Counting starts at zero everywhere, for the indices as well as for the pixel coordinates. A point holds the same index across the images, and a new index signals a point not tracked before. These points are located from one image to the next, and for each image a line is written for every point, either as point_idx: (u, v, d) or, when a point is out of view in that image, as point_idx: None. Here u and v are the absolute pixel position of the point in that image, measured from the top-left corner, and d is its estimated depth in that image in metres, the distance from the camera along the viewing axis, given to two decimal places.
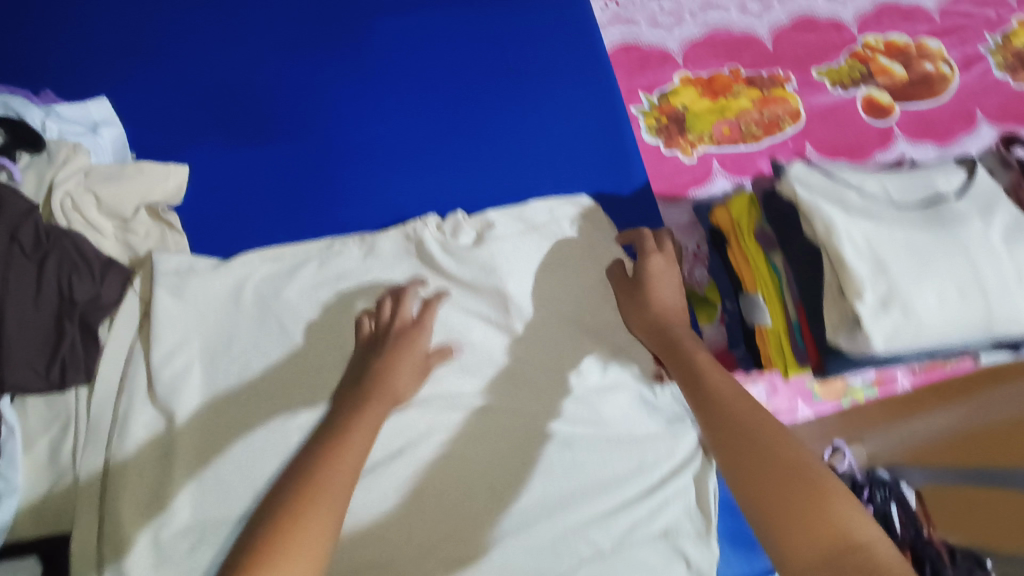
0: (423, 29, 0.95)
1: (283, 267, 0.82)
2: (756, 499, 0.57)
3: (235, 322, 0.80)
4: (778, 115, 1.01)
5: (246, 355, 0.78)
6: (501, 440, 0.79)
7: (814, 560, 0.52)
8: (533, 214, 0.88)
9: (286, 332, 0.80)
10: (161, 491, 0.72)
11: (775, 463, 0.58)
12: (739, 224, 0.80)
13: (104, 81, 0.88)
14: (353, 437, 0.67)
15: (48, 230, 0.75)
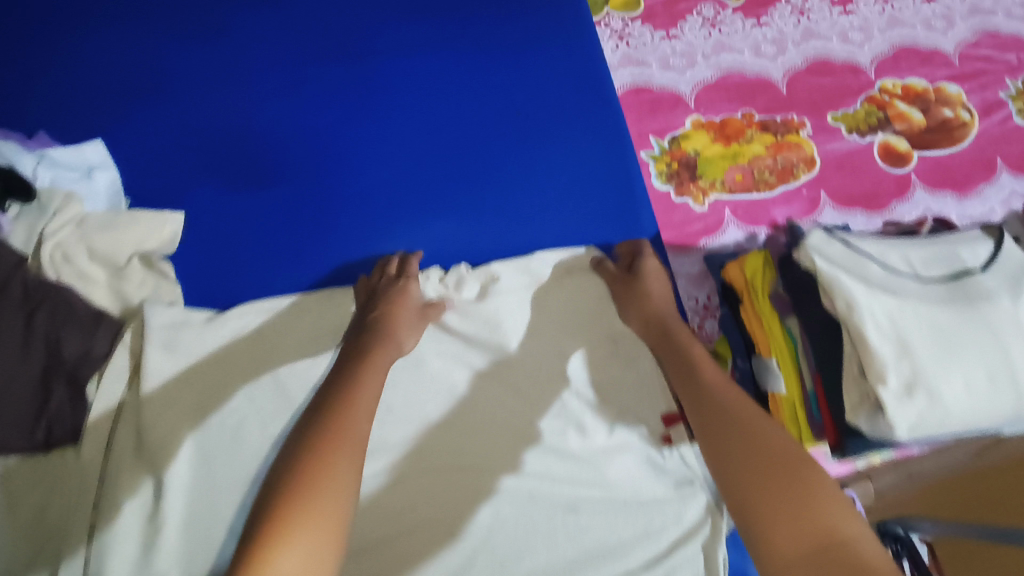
0: (430, 71, 0.93)
1: (280, 316, 0.79)
2: (741, 495, 0.60)
3: (228, 376, 0.75)
4: (792, 161, 0.98)
5: (241, 413, 0.74)
6: (507, 506, 0.73)
7: (800, 557, 0.55)
8: (538, 266, 0.84)
9: (281, 388, 0.76)
10: (146, 563, 0.66)
11: (766, 460, 0.61)
12: (752, 284, 0.76)
13: (101, 123, 0.86)
14: (365, 376, 0.68)
15: (39, 282, 0.73)
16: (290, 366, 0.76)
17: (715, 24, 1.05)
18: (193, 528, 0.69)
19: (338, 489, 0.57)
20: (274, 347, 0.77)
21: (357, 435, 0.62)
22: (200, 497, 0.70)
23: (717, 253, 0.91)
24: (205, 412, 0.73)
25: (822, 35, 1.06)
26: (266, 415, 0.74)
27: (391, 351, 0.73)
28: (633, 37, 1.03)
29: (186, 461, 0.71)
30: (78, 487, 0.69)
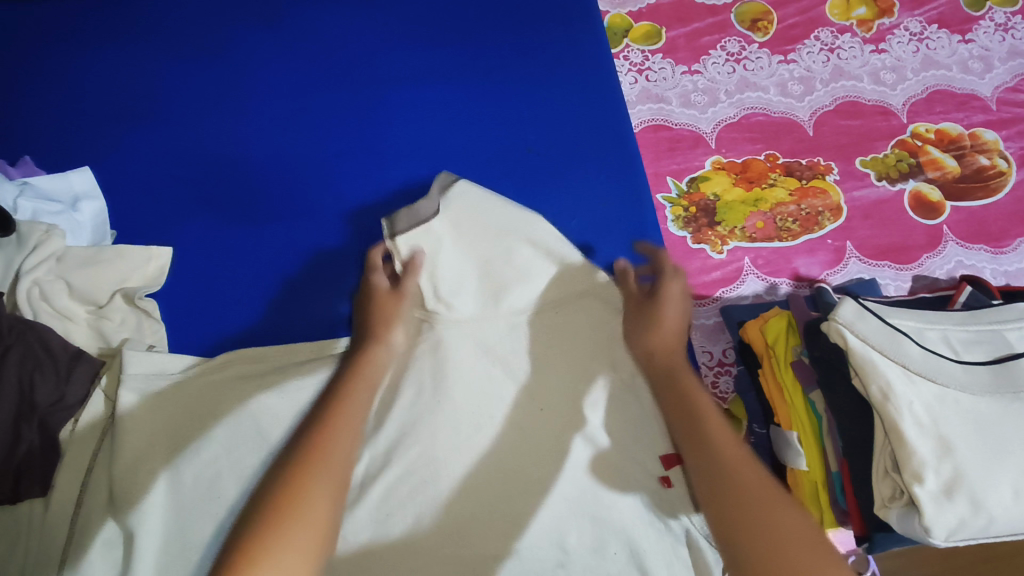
0: (437, 102, 0.88)
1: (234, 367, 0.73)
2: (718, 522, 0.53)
3: (206, 424, 0.68)
4: (817, 209, 0.92)
5: (218, 464, 0.66)
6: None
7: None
8: (511, 266, 0.75)
9: (262, 435, 0.68)
10: None
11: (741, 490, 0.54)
12: (773, 349, 0.73)
13: (93, 151, 0.82)
14: (356, 391, 0.64)
15: (13, 324, 0.68)
16: (271, 413, 0.70)
17: (739, 60, 1.00)
18: None
19: (317, 522, 0.51)
20: (265, 387, 0.71)
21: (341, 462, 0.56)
22: (173, 563, 0.63)
23: (735, 306, 0.85)
24: (179, 465, 0.66)
25: (852, 74, 1.00)
26: (243, 469, 0.67)
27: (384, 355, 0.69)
28: (653, 72, 0.99)
29: (156, 517, 0.64)
30: (45, 546, 0.64)
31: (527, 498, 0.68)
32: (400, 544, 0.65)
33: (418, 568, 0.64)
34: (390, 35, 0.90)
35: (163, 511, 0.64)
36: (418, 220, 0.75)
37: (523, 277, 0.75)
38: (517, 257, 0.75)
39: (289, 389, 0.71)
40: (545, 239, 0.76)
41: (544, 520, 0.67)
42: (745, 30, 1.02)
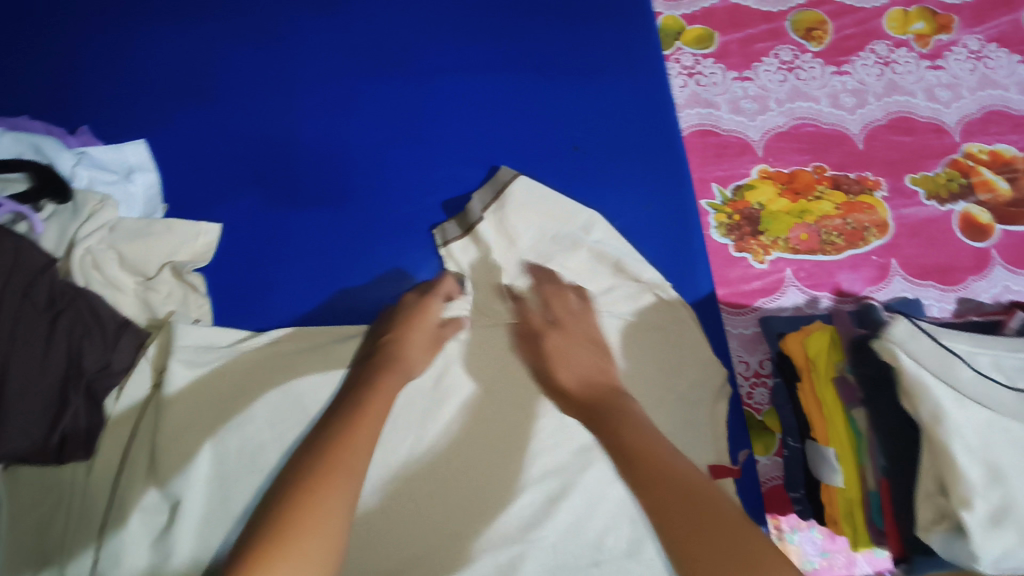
0: (487, 95, 0.88)
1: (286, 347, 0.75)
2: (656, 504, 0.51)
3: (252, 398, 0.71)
4: (864, 224, 0.91)
5: (263, 437, 0.70)
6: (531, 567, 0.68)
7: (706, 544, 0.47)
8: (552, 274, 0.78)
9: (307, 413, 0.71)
10: None
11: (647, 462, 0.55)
12: (815, 364, 0.72)
13: (148, 126, 0.84)
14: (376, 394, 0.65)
15: (65, 290, 0.70)
16: (314, 392, 0.72)
17: (792, 69, 0.99)
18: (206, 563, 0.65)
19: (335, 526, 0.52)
20: (307, 366, 0.73)
21: (357, 463, 0.57)
22: (215, 531, 0.66)
23: (774, 316, 0.85)
24: (222, 437, 0.69)
25: (906, 89, 0.99)
26: (285, 444, 0.70)
27: (395, 382, 0.68)
28: (703, 76, 0.98)
29: (203, 483, 0.67)
30: (87, 508, 0.66)
31: None
32: (437, 526, 0.69)
33: (453, 553, 0.68)
34: (443, 27, 0.91)
35: (208, 479, 0.68)
36: (469, 224, 0.79)
37: (573, 281, 0.78)
38: (568, 261, 0.79)
39: (328, 366, 0.73)
40: (602, 244, 0.79)
41: (571, 518, 0.71)
42: (799, 38, 1.01)
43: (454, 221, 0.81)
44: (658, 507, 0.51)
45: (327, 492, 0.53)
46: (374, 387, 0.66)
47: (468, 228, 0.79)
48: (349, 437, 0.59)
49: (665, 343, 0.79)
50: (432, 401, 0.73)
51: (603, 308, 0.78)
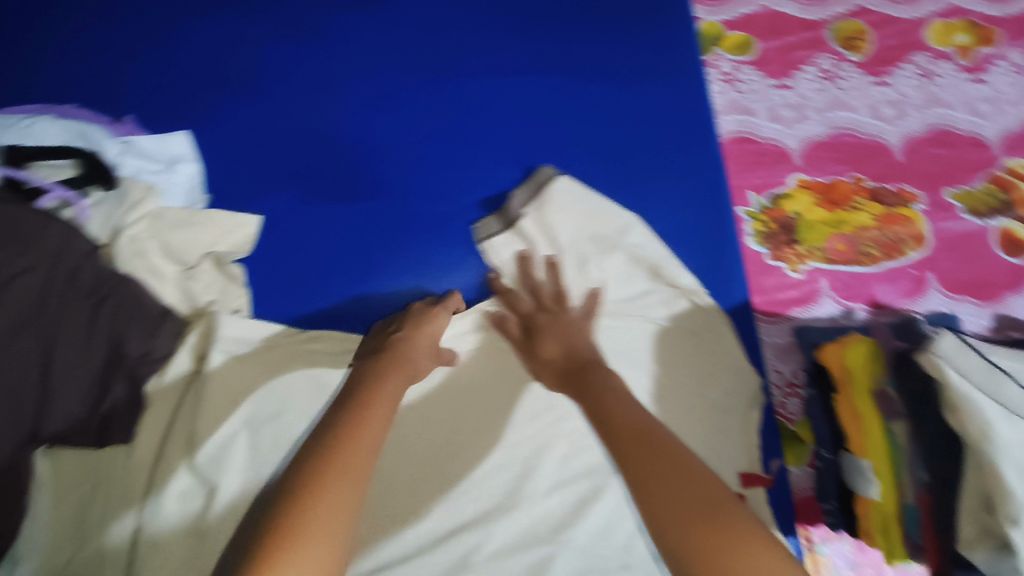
0: (526, 96, 0.88)
1: (325, 341, 0.75)
2: (628, 464, 0.57)
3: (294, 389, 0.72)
4: (901, 236, 0.90)
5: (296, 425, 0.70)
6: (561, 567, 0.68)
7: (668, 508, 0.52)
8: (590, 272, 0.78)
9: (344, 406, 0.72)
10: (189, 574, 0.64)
11: (623, 424, 0.61)
12: (852, 376, 0.71)
13: (193, 117, 0.85)
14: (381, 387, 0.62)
15: (109, 277, 0.71)
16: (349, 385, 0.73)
17: (831, 78, 0.98)
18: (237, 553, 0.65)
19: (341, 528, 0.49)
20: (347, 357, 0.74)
21: (366, 459, 0.54)
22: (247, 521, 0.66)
23: (810, 327, 0.85)
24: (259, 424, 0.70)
25: (947, 102, 0.98)
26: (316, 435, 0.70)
27: (401, 379, 0.66)
28: (743, 83, 0.98)
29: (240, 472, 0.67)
30: (126, 492, 0.67)
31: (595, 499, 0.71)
32: (468, 519, 0.70)
33: (482, 550, 0.68)
34: (484, 26, 0.91)
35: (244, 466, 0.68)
36: (509, 220, 0.80)
37: (609, 284, 0.78)
38: (606, 263, 0.78)
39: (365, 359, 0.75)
40: (639, 247, 0.79)
41: (604, 521, 0.71)
42: (839, 48, 1.00)
43: (494, 217, 0.82)
44: (634, 467, 0.56)
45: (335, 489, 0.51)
46: (376, 381, 0.64)
47: (509, 223, 0.80)
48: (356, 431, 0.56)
49: (700, 350, 0.78)
50: (464, 397, 0.76)
51: (639, 311, 0.78)
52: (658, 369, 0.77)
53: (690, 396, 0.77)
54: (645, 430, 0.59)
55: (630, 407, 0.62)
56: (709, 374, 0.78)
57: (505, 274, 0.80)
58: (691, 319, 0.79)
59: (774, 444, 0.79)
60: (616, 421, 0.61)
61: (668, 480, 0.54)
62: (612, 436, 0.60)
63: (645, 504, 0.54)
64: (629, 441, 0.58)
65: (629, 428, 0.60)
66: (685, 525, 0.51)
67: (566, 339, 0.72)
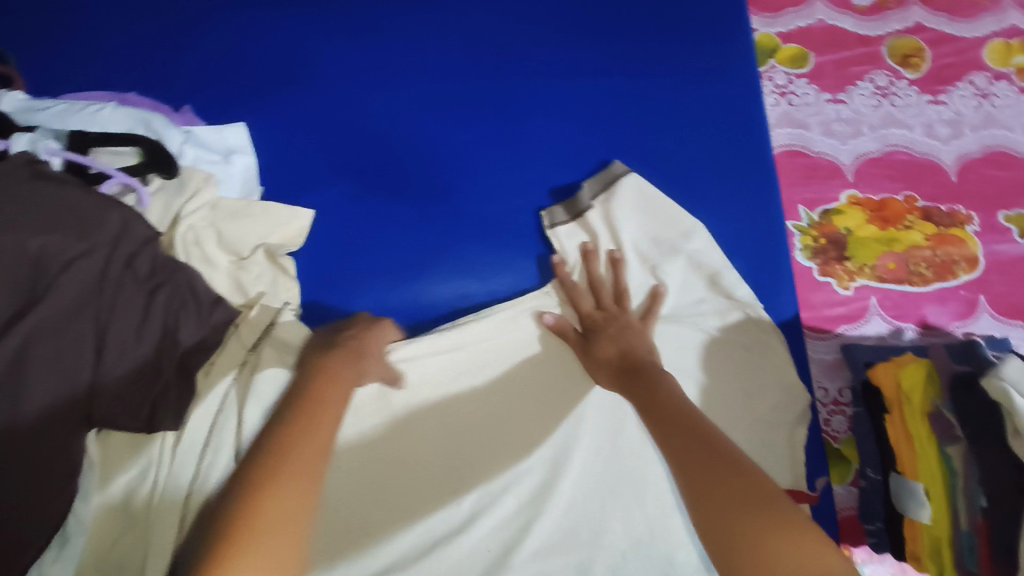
0: (580, 101, 0.88)
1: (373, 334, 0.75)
2: (677, 452, 0.58)
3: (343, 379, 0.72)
4: (953, 257, 0.89)
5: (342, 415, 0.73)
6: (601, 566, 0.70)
7: (718, 495, 0.54)
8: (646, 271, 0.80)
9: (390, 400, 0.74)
10: None
11: (674, 413, 0.62)
12: (909, 398, 0.71)
13: (251, 108, 0.86)
14: (323, 385, 0.65)
15: (167, 262, 0.73)
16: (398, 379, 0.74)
17: (886, 95, 0.98)
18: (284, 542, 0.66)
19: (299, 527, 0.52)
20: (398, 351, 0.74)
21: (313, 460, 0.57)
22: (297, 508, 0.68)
23: (858, 345, 0.83)
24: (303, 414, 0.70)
25: (1004, 123, 0.96)
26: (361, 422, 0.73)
27: (350, 376, 0.67)
28: (796, 96, 0.97)
29: None
30: (173, 479, 0.67)
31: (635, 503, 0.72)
32: (510, 518, 0.70)
33: (524, 549, 0.69)
34: (540, 29, 0.91)
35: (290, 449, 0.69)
36: (576, 212, 0.82)
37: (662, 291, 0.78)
38: (669, 266, 0.79)
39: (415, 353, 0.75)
40: (700, 253, 0.80)
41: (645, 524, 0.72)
42: (895, 64, 0.99)
43: (560, 207, 0.83)
44: (682, 456, 0.58)
45: (285, 487, 0.54)
46: (324, 375, 0.66)
47: (577, 214, 0.82)
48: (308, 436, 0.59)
49: (748, 363, 0.78)
50: (512, 395, 0.76)
51: (691, 319, 0.79)
52: (704, 380, 0.77)
53: (736, 407, 0.77)
54: (697, 421, 0.61)
55: (680, 401, 0.64)
56: (757, 386, 0.78)
57: (570, 264, 0.81)
58: (740, 330, 0.79)
59: (821, 462, 0.78)
60: (665, 413, 0.63)
61: (714, 469, 0.55)
62: (661, 425, 0.62)
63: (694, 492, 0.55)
64: (678, 432, 0.60)
65: (680, 418, 0.61)
66: (730, 515, 0.52)
67: (617, 339, 0.74)
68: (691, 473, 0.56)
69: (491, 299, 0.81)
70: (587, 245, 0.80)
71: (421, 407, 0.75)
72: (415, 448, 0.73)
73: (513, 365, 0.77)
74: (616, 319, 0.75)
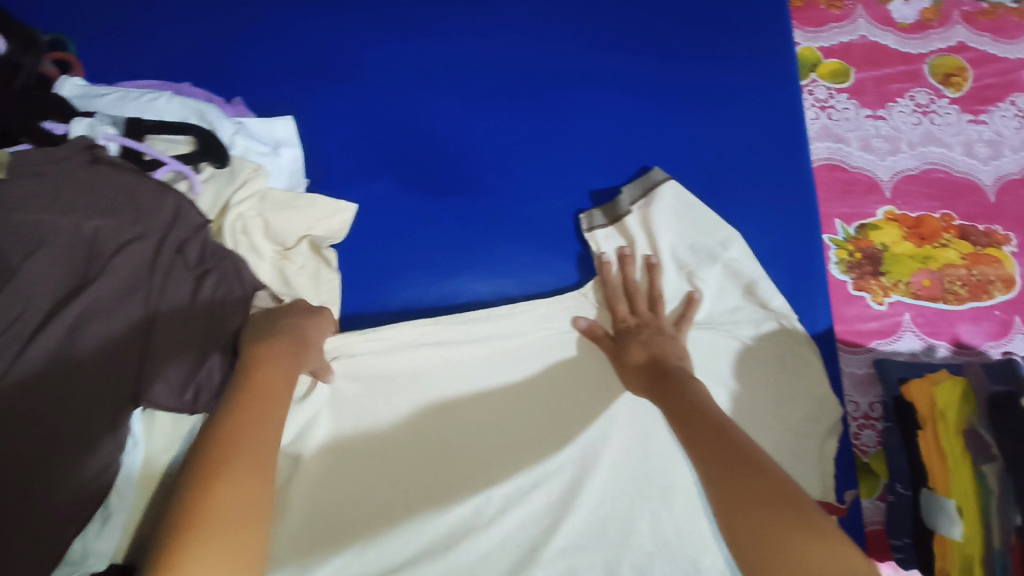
0: (620, 107, 0.89)
1: (417, 324, 0.77)
2: (703, 457, 0.59)
3: (387, 364, 0.76)
4: (989, 277, 0.89)
5: (376, 399, 0.75)
6: (626, 565, 0.71)
7: (750, 499, 0.54)
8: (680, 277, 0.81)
9: (426, 387, 0.76)
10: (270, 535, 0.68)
11: (704, 419, 0.62)
12: (943, 414, 0.72)
13: (299, 102, 0.88)
14: (257, 372, 0.61)
15: (216, 249, 0.74)
16: (434, 368, 0.77)
17: (927, 113, 0.98)
18: (314, 517, 0.69)
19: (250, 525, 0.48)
20: (438, 341, 0.77)
21: (262, 444, 0.54)
22: (328, 488, 0.71)
23: (890, 361, 0.84)
24: (339, 396, 0.74)
25: None
26: (395, 409, 0.75)
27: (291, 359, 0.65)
28: (835, 111, 0.98)
29: (321, 437, 0.73)
30: None
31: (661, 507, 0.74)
32: (540, 514, 0.72)
33: (552, 545, 0.70)
34: (582, 35, 0.92)
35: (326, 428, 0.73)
36: (616, 215, 0.83)
37: (699, 299, 0.79)
38: (705, 273, 0.81)
39: (455, 343, 0.77)
40: (737, 262, 0.81)
41: (673, 527, 0.73)
42: (937, 83, 0.99)
43: (600, 210, 0.84)
44: (711, 461, 0.58)
45: (234, 474, 0.50)
46: (263, 356, 0.63)
47: (617, 219, 0.83)
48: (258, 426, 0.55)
49: (781, 372, 0.79)
50: (548, 393, 0.77)
51: (725, 326, 0.79)
52: (738, 388, 0.78)
53: (765, 417, 0.78)
54: (728, 427, 0.61)
55: (709, 406, 0.64)
56: (789, 398, 0.79)
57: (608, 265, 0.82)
58: (774, 341, 0.80)
59: (850, 474, 0.79)
60: (695, 415, 0.63)
61: (738, 473, 0.56)
62: (688, 424, 0.62)
63: (719, 496, 0.55)
64: (704, 437, 0.60)
65: (710, 423, 0.61)
66: (760, 520, 0.52)
67: (647, 343, 0.74)
68: (716, 476, 0.56)
69: (532, 296, 0.82)
70: (624, 249, 0.81)
71: (457, 397, 0.76)
72: (447, 437, 0.75)
73: (551, 364, 0.78)
74: (649, 325, 0.76)
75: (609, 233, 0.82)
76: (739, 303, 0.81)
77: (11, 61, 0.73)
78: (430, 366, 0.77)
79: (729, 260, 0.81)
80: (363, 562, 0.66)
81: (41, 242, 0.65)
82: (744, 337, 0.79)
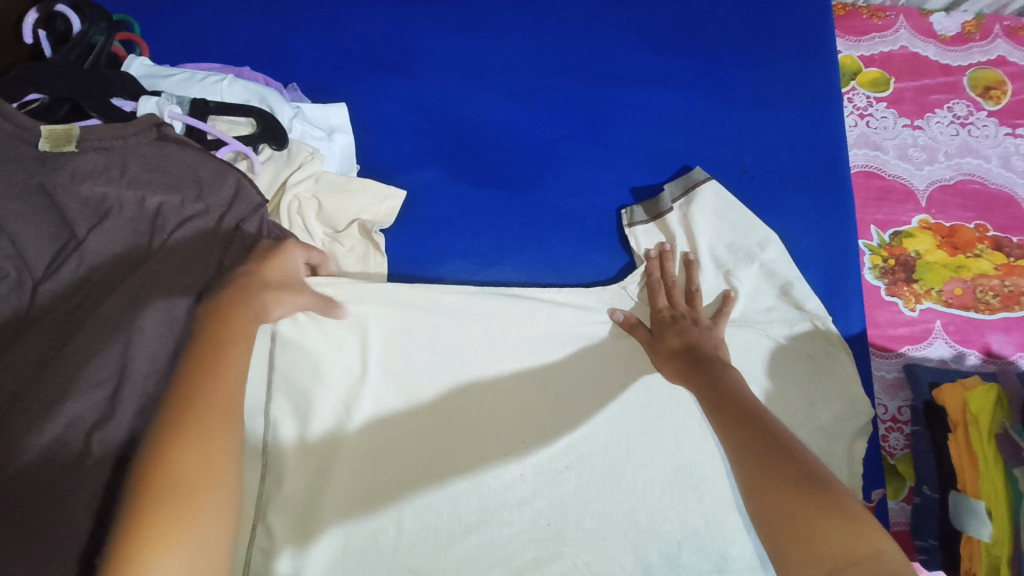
0: (663, 107, 0.91)
1: (461, 299, 0.78)
2: (735, 444, 0.61)
3: (433, 338, 0.78)
4: (1021, 289, 0.90)
5: (419, 369, 0.77)
6: (654, 550, 0.73)
7: (781, 483, 0.55)
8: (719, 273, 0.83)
9: (468, 362, 0.78)
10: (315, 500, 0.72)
11: (738, 410, 0.64)
12: (976, 418, 0.74)
13: (352, 90, 0.90)
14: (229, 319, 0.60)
15: (274, 228, 0.75)
16: (478, 345, 0.78)
17: (965, 124, 0.99)
18: (359, 482, 0.73)
19: (226, 480, 0.49)
20: (481, 318, 0.79)
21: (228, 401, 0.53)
22: (372, 455, 0.74)
23: (921, 366, 0.85)
24: (386, 367, 0.76)
25: None
26: (439, 381, 0.77)
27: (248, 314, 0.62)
28: (874, 119, 0.99)
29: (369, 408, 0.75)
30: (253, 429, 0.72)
31: (688, 496, 0.76)
32: (570, 496, 0.74)
33: (581, 526, 0.73)
34: (628, 35, 0.94)
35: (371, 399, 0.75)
36: (657, 212, 0.85)
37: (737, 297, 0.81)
38: (742, 273, 0.82)
39: (498, 322, 0.79)
40: (774, 263, 0.83)
41: (700, 517, 0.75)
42: (976, 96, 1.01)
43: (641, 206, 0.86)
44: (743, 446, 0.60)
45: (203, 435, 0.50)
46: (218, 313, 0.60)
47: (659, 215, 0.85)
48: (215, 374, 0.54)
49: (813, 371, 0.81)
50: (584, 380, 0.79)
51: (760, 324, 0.81)
52: (771, 384, 0.80)
53: (797, 414, 0.79)
54: (758, 416, 0.62)
55: (742, 394, 0.66)
56: (821, 397, 0.80)
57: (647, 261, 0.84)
58: (807, 341, 0.81)
59: (877, 475, 0.80)
60: (729, 403, 0.65)
61: (765, 457, 0.57)
62: (722, 411, 0.65)
63: (750, 481, 0.57)
64: (736, 425, 0.62)
65: (743, 411, 0.63)
66: (788, 506, 0.54)
67: (682, 333, 0.76)
68: (745, 459, 0.59)
69: (574, 284, 0.85)
70: (665, 245, 0.83)
71: (498, 375, 0.78)
72: (486, 414, 0.77)
73: (587, 352, 0.80)
74: (687, 318, 0.78)
75: (650, 230, 0.85)
76: (774, 302, 0.82)
77: (85, 40, 0.76)
78: (472, 344, 0.78)
79: (769, 260, 0.83)
80: (406, 525, 0.71)
81: (106, 215, 0.66)
82: (778, 336, 0.81)
